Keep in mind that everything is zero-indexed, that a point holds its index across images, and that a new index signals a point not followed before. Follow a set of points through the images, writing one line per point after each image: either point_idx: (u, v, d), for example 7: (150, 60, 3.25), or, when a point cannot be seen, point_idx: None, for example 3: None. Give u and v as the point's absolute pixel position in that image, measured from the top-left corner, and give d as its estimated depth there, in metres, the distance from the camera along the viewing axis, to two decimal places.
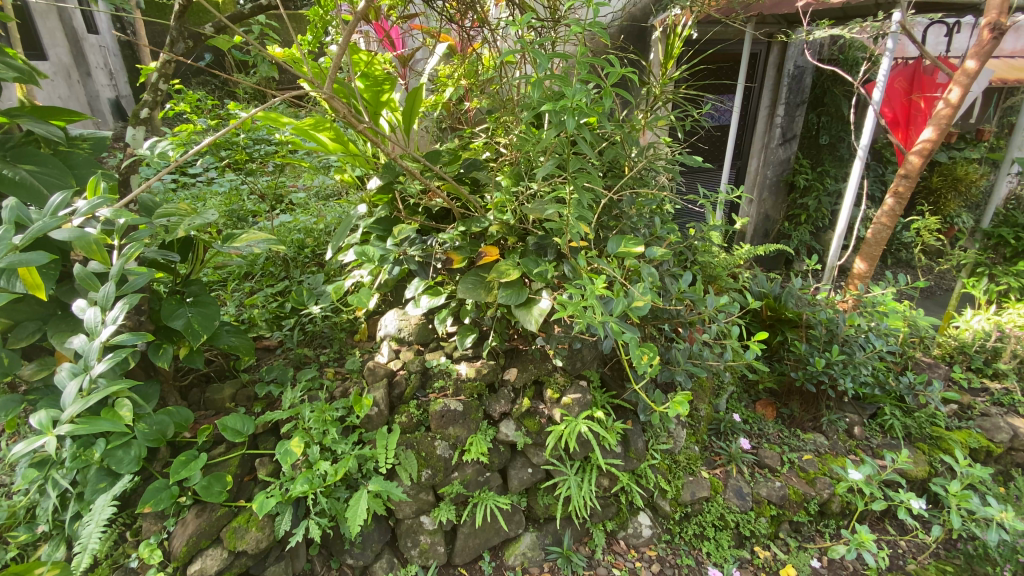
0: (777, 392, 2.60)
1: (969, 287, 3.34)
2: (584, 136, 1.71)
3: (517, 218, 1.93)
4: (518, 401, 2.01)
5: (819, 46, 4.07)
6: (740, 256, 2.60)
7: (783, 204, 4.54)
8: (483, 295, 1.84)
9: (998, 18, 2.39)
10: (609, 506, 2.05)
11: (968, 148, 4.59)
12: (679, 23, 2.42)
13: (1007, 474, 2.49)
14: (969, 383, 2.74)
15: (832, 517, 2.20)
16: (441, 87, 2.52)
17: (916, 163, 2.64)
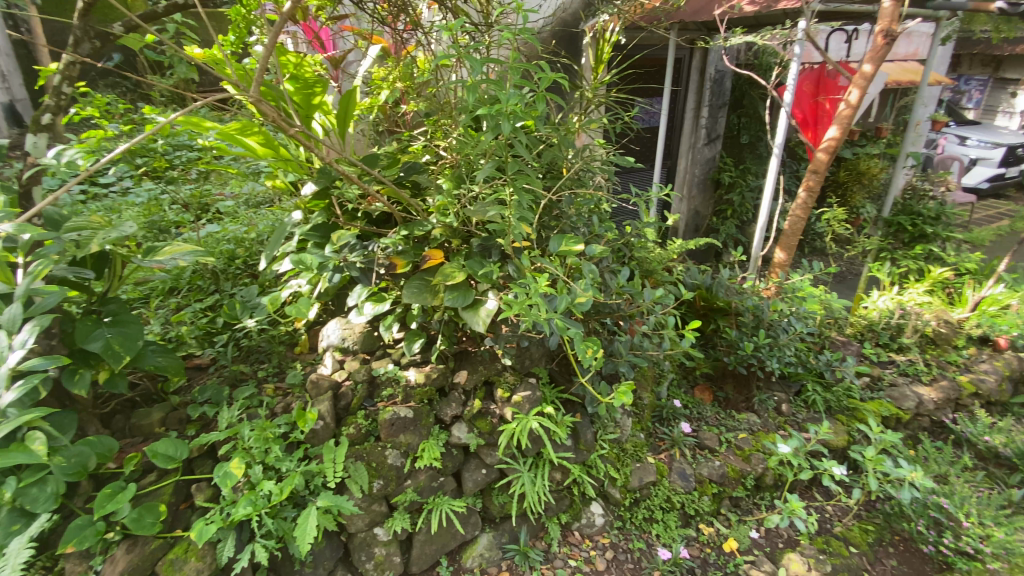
0: (713, 376, 2.76)
1: (874, 270, 3.67)
2: (520, 139, 1.76)
3: (460, 221, 1.93)
4: (469, 403, 2.00)
5: (736, 51, 4.37)
6: (674, 250, 2.74)
7: (710, 200, 4.82)
8: (429, 298, 1.83)
9: (890, 25, 2.63)
10: (562, 499, 2.10)
11: (869, 145, 5.04)
12: (608, 29, 2.55)
13: (913, 437, 2.76)
14: (878, 357, 3.02)
15: (767, 489, 2.37)
16: (376, 89, 2.48)
17: (823, 160, 2.89)
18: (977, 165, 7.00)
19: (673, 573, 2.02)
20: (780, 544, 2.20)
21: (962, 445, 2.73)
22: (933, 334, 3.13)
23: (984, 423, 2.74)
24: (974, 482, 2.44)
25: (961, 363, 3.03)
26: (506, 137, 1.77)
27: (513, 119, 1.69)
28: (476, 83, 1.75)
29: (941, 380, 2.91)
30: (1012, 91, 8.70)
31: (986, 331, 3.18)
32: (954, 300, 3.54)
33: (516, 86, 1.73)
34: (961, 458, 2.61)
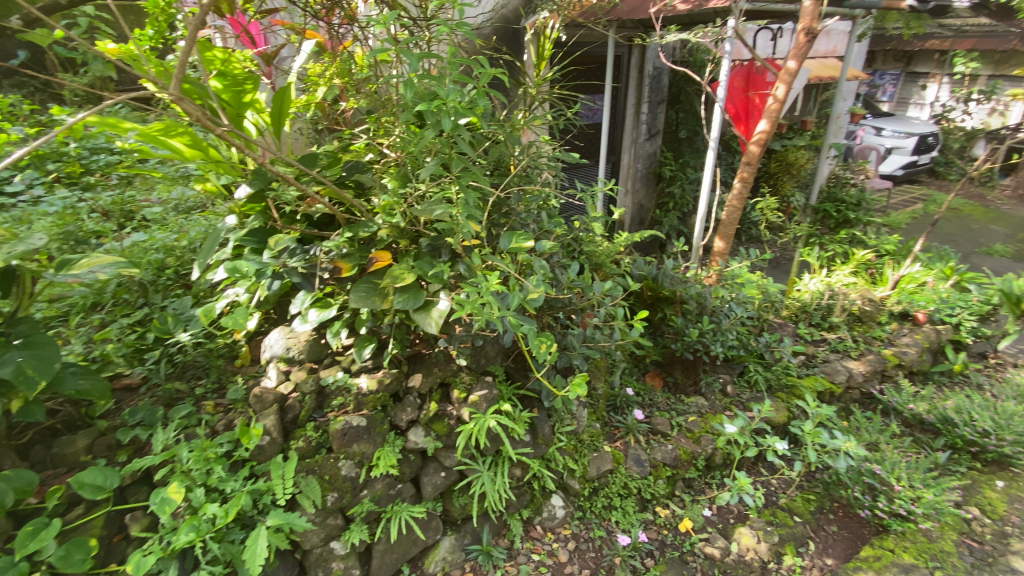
0: (662, 362, 2.85)
1: (806, 255, 3.90)
2: (462, 135, 1.75)
3: (408, 220, 1.87)
4: (425, 407, 1.96)
5: (672, 49, 4.52)
6: (621, 243, 2.82)
7: (653, 193, 4.97)
8: (378, 301, 1.76)
9: (810, 23, 2.77)
10: (523, 494, 2.10)
11: (796, 137, 5.34)
12: (548, 26, 2.58)
13: (846, 409, 2.96)
14: (811, 337, 3.22)
15: (717, 469, 2.47)
16: (312, 86, 2.38)
17: (755, 152, 3.03)
18: (892, 154, 7.56)
19: (633, 557, 2.07)
20: (732, 520, 2.30)
21: (889, 413, 2.95)
22: (859, 312, 3.35)
23: (907, 392, 2.97)
24: (900, 447, 2.65)
25: (885, 337, 3.27)
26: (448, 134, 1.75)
27: (452, 115, 1.68)
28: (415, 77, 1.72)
29: (868, 354, 3.13)
30: (921, 84, 9.44)
31: (906, 307, 3.44)
32: (877, 279, 3.82)
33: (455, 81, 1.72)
34: (889, 426, 2.82)
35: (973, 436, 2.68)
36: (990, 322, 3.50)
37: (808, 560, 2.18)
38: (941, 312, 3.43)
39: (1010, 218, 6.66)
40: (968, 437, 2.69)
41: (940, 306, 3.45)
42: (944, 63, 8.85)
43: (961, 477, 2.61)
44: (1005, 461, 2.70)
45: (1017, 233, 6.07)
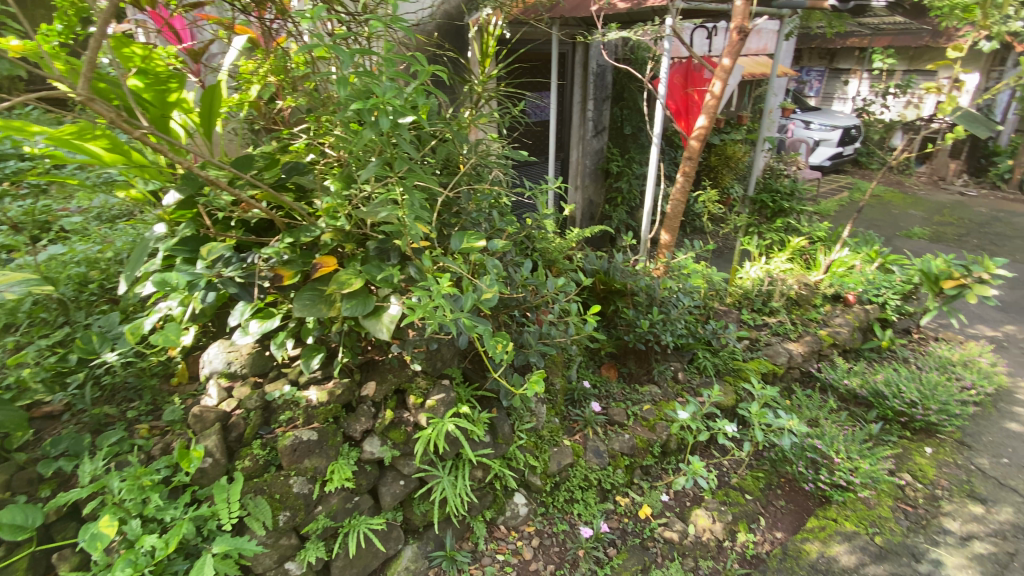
0: (616, 353, 2.91)
1: (746, 244, 4.07)
2: (402, 133, 1.69)
3: (353, 223, 1.79)
4: (380, 415, 1.90)
5: (615, 46, 4.61)
6: (572, 239, 2.86)
7: (602, 189, 5.06)
8: (325, 309, 1.65)
9: (742, 22, 2.88)
10: (485, 496, 2.07)
11: (733, 131, 5.55)
12: (491, 23, 2.56)
13: (788, 388, 3.12)
14: (754, 322, 3.38)
15: (672, 454, 2.55)
16: (245, 84, 2.25)
17: (696, 147, 3.14)
18: (821, 146, 8.05)
19: (596, 548, 2.10)
20: (688, 503, 2.37)
21: (827, 390, 3.14)
22: (796, 296, 3.54)
23: (842, 369, 3.16)
24: (838, 421, 2.82)
25: (820, 319, 3.47)
26: (387, 132, 1.70)
27: (392, 115, 1.64)
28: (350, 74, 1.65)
29: (805, 336, 3.32)
30: (844, 79, 10.10)
31: (837, 289, 3.66)
32: (810, 264, 4.05)
33: (392, 79, 1.67)
34: (827, 402, 2.99)
35: (902, 406, 2.89)
36: (912, 300, 3.77)
37: (760, 535, 2.28)
38: (868, 293, 3.67)
39: (924, 203, 7.24)
40: (897, 408, 2.90)
41: (868, 287, 3.70)
42: (863, 60, 9.53)
43: (893, 446, 2.80)
44: (930, 428, 2.92)
45: (932, 217, 6.59)
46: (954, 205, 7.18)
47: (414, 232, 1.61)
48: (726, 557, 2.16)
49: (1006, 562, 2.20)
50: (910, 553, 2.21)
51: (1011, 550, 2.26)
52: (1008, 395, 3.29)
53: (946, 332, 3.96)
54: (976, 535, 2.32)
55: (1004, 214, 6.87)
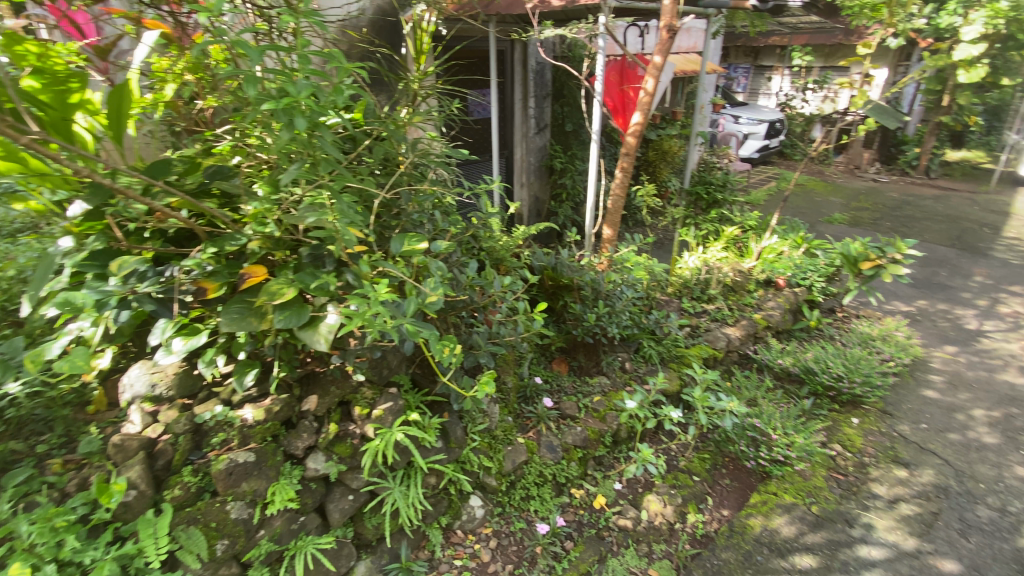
0: (566, 348, 2.96)
1: (685, 235, 4.23)
2: (321, 134, 1.63)
3: (282, 229, 1.70)
4: (323, 430, 1.82)
5: (551, 44, 4.67)
6: (519, 237, 2.87)
7: (546, 185, 5.13)
8: (256, 322, 1.56)
9: (670, 21, 2.95)
10: (440, 502, 2.03)
11: (668, 127, 5.75)
12: (425, 19, 2.53)
13: (728, 371, 3.27)
14: (694, 309, 3.53)
15: (624, 443, 2.60)
16: (159, 83, 2.08)
17: (633, 142, 3.22)
18: (749, 139, 8.46)
19: (553, 543, 2.12)
20: (640, 489, 2.43)
21: (763, 370, 3.30)
22: (732, 283, 3.72)
23: (776, 350, 3.35)
24: (775, 399, 2.98)
25: (754, 303, 3.64)
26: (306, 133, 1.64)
27: (309, 116, 1.57)
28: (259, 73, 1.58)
29: (742, 320, 3.48)
30: (767, 76, 10.71)
31: (769, 274, 3.87)
32: (744, 252, 4.26)
33: (308, 77, 1.60)
34: (764, 381, 3.16)
35: (829, 381, 3.10)
36: (836, 281, 4.04)
37: (708, 514, 2.37)
38: (797, 276, 3.90)
39: (843, 190, 7.80)
40: (826, 382, 3.10)
41: (796, 271, 3.94)
42: (784, 57, 10.15)
43: (824, 419, 2.99)
44: (857, 400, 3.13)
45: (850, 203, 7.10)
46: (869, 192, 7.76)
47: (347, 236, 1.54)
48: (678, 539, 2.23)
49: (931, 521, 2.37)
50: (844, 519, 2.35)
51: (934, 509, 2.44)
52: (922, 364, 3.58)
53: (866, 309, 4.27)
54: (902, 498, 2.49)
55: (911, 198, 7.50)
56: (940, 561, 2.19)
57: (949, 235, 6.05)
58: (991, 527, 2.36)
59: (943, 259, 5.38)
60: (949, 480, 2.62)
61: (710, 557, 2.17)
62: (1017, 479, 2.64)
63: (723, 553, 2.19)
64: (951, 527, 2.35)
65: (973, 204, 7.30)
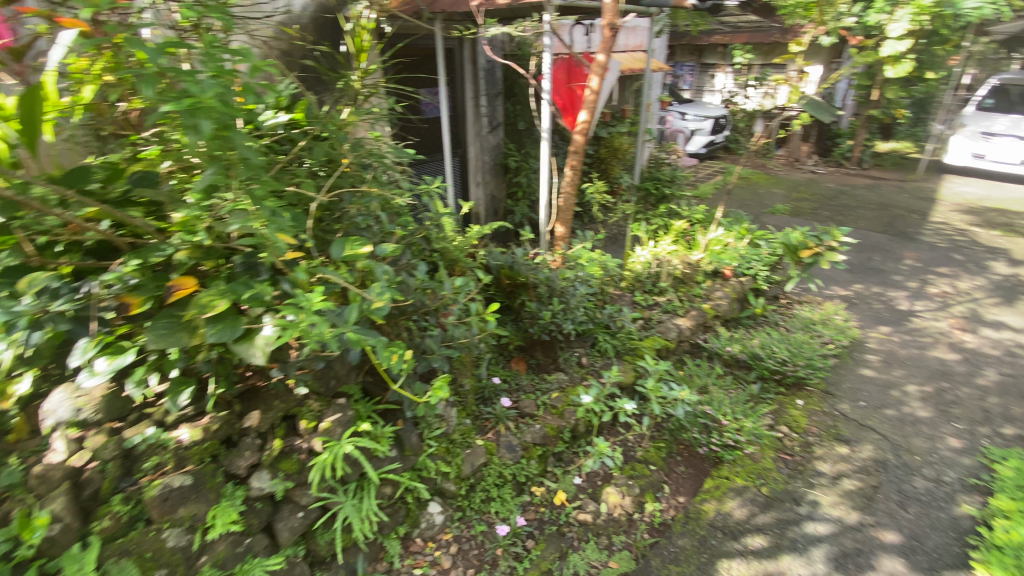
0: (524, 346, 2.97)
1: (637, 229, 4.32)
2: (234, 136, 1.45)
3: (212, 237, 1.61)
4: (267, 446, 1.75)
5: (501, 42, 4.64)
6: (473, 237, 2.86)
7: (502, 183, 5.13)
8: (186, 337, 1.48)
9: (612, 20, 2.97)
10: (397, 512, 1.98)
11: (619, 124, 5.86)
12: (363, 16, 2.47)
13: (681, 360, 3.36)
14: (646, 302, 3.62)
15: (582, 437, 2.62)
16: (78, 86, 1.88)
17: (580, 141, 3.25)
18: (696, 135, 8.72)
19: (514, 544, 2.12)
20: (599, 482, 2.46)
21: (713, 357, 3.41)
22: (681, 275, 3.83)
23: (725, 338, 3.47)
24: (725, 386, 3.09)
25: (702, 294, 3.76)
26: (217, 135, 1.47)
27: (218, 118, 1.40)
28: (159, 73, 1.44)
29: (692, 311, 3.58)
30: (711, 73, 11.08)
31: (715, 265, 4.01)
32: (692, 244, 4.39)
33: (213, 74, 1.45)
34: (714, 368, 3.26)
35: (774, 365, 3.23)
36: (778, 270, 4.22)
37: (665, 502, 2.43)
38: (742, 266, 4.05)
39: (784, 182, 8.18)
40: (771, 367, 3.24)
41: (741, 261, 4.09)
42: (726, 55, 10.52)
43: (771, 403, 3.11)
44: (801, 382, 3.28)
45: (790, 194, 7.44)
46: (808, 183, 8.17)
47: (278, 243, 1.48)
48: (637, 529, 2.27)
49: (872, 495, 2.51)
50: (792, 498, 2.46)
51: (874, 483, 2.57)
52: (859, 345, 3.78)
53: (807, 295, 4.49)
54: (845, 474, 2.62)
55: (846, 188, 7.94)
56: (881, 533, 2.31)
57: (881, 222, 6.44)
58: (927, 496, 2.51)
59: (876, 245, 5.72)
60: (887, 454, 2.78)
61: (667, 545, 2.22)
62: (949, 450, 2.81)
63: (680, 540, 2.24)
64: (891, 499, 2.49)
65: (902, 192, 7.79)
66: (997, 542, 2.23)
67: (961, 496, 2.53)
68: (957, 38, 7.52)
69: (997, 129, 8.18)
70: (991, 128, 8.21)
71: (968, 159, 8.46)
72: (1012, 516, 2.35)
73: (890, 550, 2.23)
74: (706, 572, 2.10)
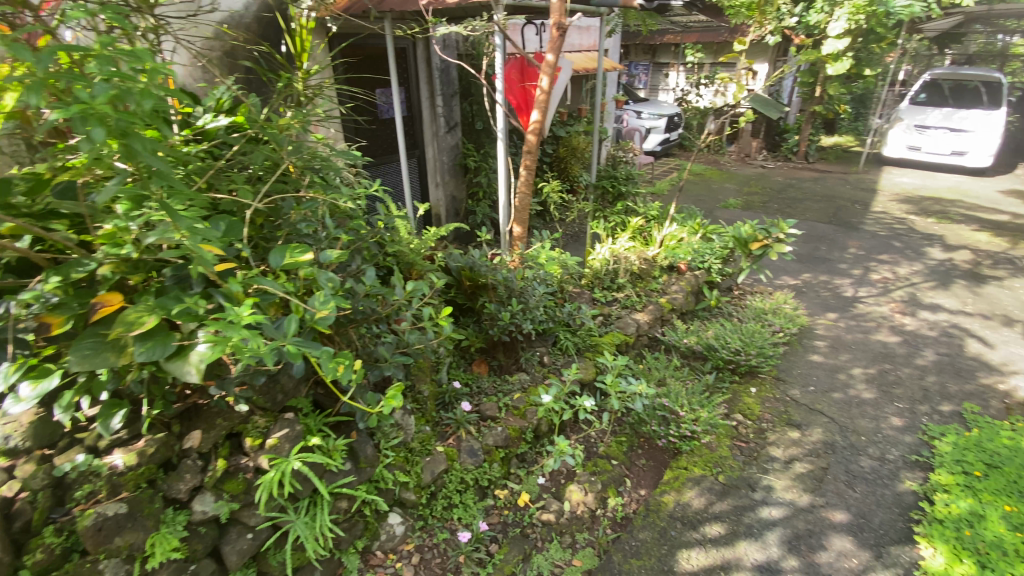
0: (485, 348, 2.95)
1: (595, 227, 4.36)
2: (135, 146, 1.26)
3: (138, 249, 1.50)
4: (210, 467, 1.66)
5: (455, 41, 4.60)
6: (429, 239, 2.82)
7: (462, 184, 5.07)
8: (113, 357, 1.38)
9: (559, 19, 2.98)
10: (354, 526, 1.92)
11: (575, 124, 5.90)
12: (304, 15, 2.39)
13: (640, 354, 3.42)
14: (605, 299, 3.66)
15: (544, 436, 2.63)
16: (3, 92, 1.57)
17: (533, 141, 3.25)
18: (651, 133, 8.90)
19: (477, 550, 2.09)
20: (562, 480, 2.46)
21: (671, 350, 3.49)
22: (639, 271, 3.89)
23: (681, 330, 3.55)
24: (682, 377, 3.16)
25: (659, 289, 3.84)
26: (119, 145, 1.29)
27: (113, 125, 1.23)
28: (51, 76, 1.28)
29: (649, 305, 3.64)
30: (664, 73, 11.34)
31: (671, 260, 4.09)
32: (649, 240, 4.47)
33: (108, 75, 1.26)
34: (673, 361, 3.33)
35: (728, 355, 3.33)
36: (730, 262, 4.36)
37: (627, 496, 2.46)
38: (696, 260, 4.16)
39: (736, 177, 8.47)
40: (725, 356, 3.33)
41: (695, 256, 4.19)
42: (678, 54, 10.79)
43: (726, 392, 3.21)
44: (753, 370, 3.38)
45: (742, 189, 7.70)
46: (758, 177, 8.48)
47: (202, 253, 1.36)
48: (599, 525, 2.29)
49: (821, 476, 2.61)
50: (747, 485, 2.53)
51: (823, 465, 2.68)
52: (808, 332, 3.94)
53: (759, 286, 4.65)
54: (796, 458, 2.72)
55: (794, 181, 8.29)
56: (831, 513, 2.41)
57: (826, 213, 6.74)
58: (872, 475, 2.63)
59: (822, 235, 5.98)
60: (835, 436, 2.90)
61: (628, 539, 2.25)
62: (892, 429, 2.96)
63: (641, 534, 2.27)
64: (839, 479, 2.60)
65: (845, 184, 8.17)
66: (938, 515, 2.35)
67: (904, 473, 2.66)
68: (891, 36, 7.91)
69: (929, 122, 8.67)
70: (924, 121, 8.69)
71: (905, 151, 8.94)
72: (950, 489, 2.49)
73: (839, 530, 2.32)
74: (666, 563, 2.14)
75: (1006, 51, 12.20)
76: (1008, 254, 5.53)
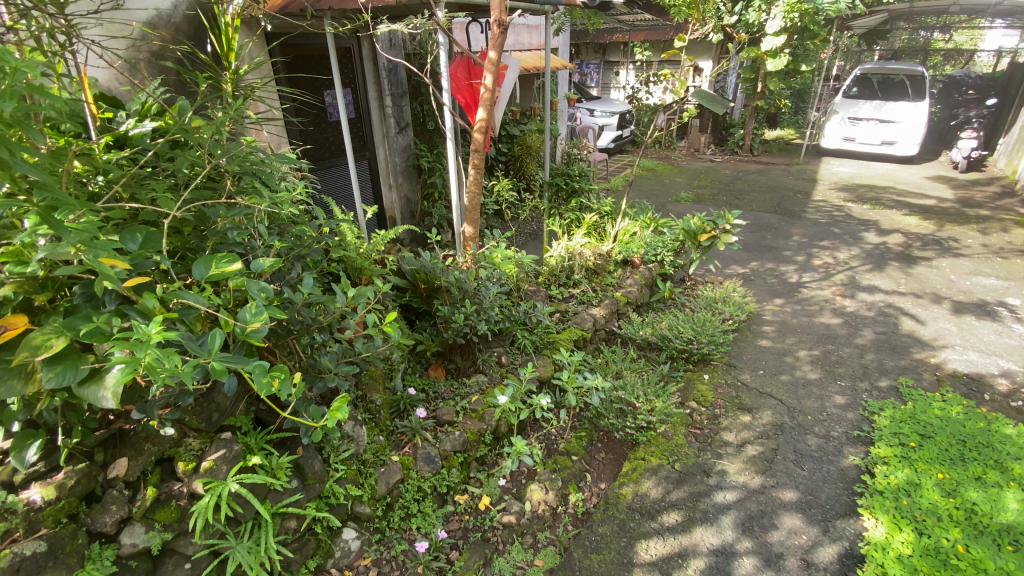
0: (442, 352, 2.88)
1: (551, 224, 4.36)
2: (4, 154, 1.12)
3: (44, 267, 1.35)
4: (138, 496, 1.56)
5: (401, 41, 4.53)
6: (379, 243, 2.75)
7: (416, 185, 4.98)
8: (19, 385, 1.24)
9: (500, 16, 2.96)
10: (305, 545, 1.83)
11: (528, 122, 5.89)
12: (230, 12, 2.26)
13: (597, 349, 3.45)
14: (562, 295, 3.67)
15: (503, 437, 2.62)
16: None
17: (481, 139, 3.21)
18: (604, 131, 9.04)
19: (437, 558, 2.04)
20: (523, 480, 2.46)
21: (627, 342, 3.56)
22: (594, 266, 3.92)
23: (637, 323, 3.61)
24: (638, 369, 3.20)
25: (614, 283, 3.89)
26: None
27: None
28: None
29: (605, 299, 3.68)
30: (615, 71, 11.54)
31: (625, 254, 4.16)
32: (603, 236, 4.53)
33: None
34: (629, 353, 3.38)
35: (682, 344, 3.41)
36: (681, 254, 4.47)
37: (587, 491, 2.48)
38: (649, 254, 4.23)
39: (686, 171, 8.70)
40: (679, 346, 3.41)
41: (648, 249, 4.27)
42: (627, 53, 10.99)
43: (681, 380, 3.28)
44: (706, 357, 3.48)
45: (693, 182, 7.93)
46: (707, 171, 8.75)
47: (106, 268, 1.25)
48: (561, 522, 2.30)
49: (772, 457, 2.70)
50: (702, 471, 2.59)
51: (774, 446, 2.77)
52: (757, 318, 4.09)
53: (710, 276, 4.79)
54: (748, 441, 2.81)
55: (741, 174, 8.60)
56: (781, 492, 2.49)
57: (771, 203, 7.02)
58: (819, 453, 2.75)
59: (768, 224, 6.23)
60: (783, 417, 3.01)
61: (588, 534, 2.26)
62: (836, 407, 3.10)
63: (600, 528, 2.29)
64: (788, 459, 2.70)
65: (787, 175, 8.55)
66: (879, 487, 2.46)
67: (848, 448, 2.78)
68: (823, 33, 8.28)
69: (861, 114, 9.17)
70: (857, 114, 9.19)
71: (840, 142, 9.42)
72: (889, 461, 2.62)
73: (789, 508, 2.41)
74: (626, 555, 2.16)
75: (925, 46, 13.06)
76: (935, 236, 5.92)
